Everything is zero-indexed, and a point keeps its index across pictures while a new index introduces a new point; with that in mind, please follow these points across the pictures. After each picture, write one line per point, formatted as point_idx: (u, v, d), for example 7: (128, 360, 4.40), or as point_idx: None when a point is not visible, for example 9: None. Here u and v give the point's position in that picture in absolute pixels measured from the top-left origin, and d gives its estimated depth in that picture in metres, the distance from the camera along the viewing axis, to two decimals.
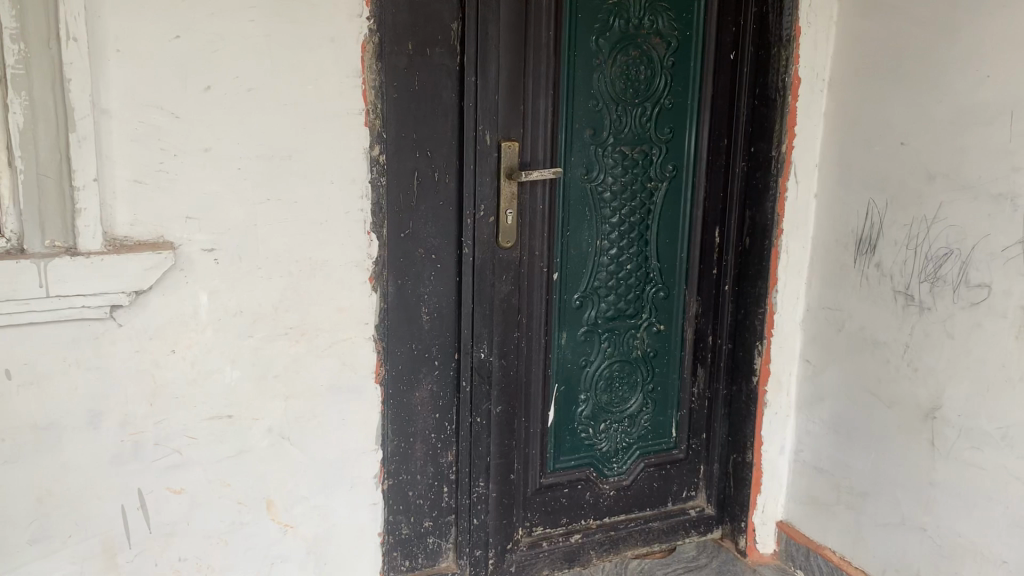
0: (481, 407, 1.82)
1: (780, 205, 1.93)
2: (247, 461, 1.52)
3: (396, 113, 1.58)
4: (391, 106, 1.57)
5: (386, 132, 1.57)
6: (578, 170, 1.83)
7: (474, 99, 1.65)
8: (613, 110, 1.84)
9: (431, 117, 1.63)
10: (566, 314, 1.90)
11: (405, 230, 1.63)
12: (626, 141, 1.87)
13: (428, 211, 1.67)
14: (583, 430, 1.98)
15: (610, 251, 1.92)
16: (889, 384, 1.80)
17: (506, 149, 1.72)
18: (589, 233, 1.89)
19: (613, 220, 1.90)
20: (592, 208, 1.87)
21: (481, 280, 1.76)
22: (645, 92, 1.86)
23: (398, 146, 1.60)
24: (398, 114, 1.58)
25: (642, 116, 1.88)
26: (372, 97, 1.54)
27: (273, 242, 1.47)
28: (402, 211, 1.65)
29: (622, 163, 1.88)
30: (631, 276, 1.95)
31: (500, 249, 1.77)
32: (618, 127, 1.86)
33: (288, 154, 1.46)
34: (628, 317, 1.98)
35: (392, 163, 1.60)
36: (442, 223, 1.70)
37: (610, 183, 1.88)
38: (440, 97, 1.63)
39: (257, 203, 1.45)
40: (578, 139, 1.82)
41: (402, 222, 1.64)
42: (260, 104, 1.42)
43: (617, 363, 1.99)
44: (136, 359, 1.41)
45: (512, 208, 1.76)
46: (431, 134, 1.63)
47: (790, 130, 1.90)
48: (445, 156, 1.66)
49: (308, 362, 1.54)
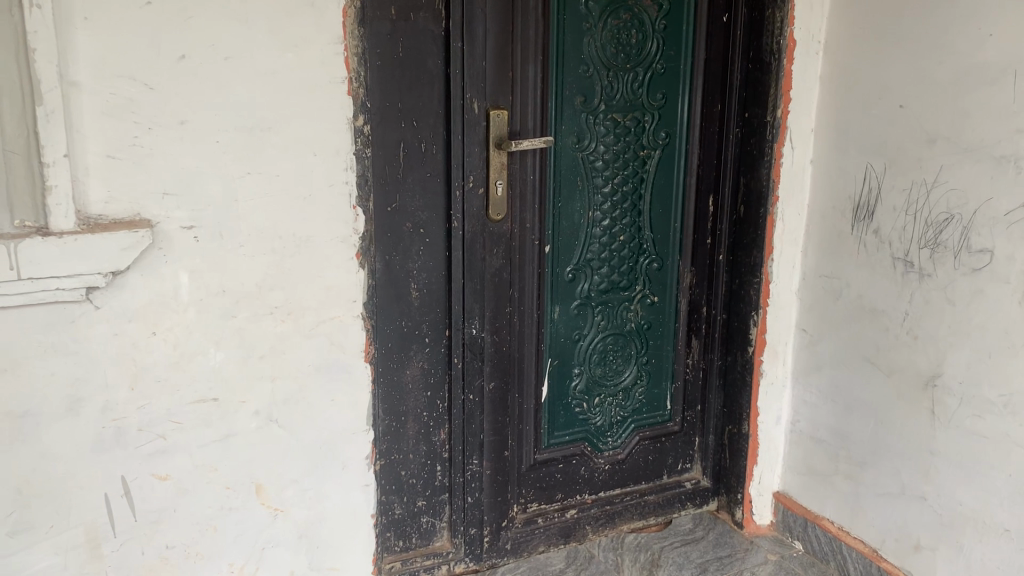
0: (473, 383, 1.78)
1: (775, 171, 1.89)
2: (234, 445, 1.47)
3: (380, 81, 1.55)
4: (377, 74, 1.54)
5: (372, 102, 1.55)
6: (568, 139, 1.79)
7: (461, 65, 1.61)
8: (605, 76, 1.78)
9: (416, 86, 1.59)
10: (559, 287, 1.86)
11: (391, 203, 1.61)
12: (618, 108, 1.82)
13: (415, 184, 1.64)
14: (577, 404, 1.94)
15: (602, 222, 1.87)
16: (889, 353, 1.77)
17: (494, 117, 1.67)
18: (581, 204, 1.84)
19: (605, 190, 1.86)
20: (584, 177, 1.83)
21: (472, 254, 1.72)
22: (637, 57, 1.81)
23: (384, 116, 1.58)
24: (382, 83, 1.56)
25: (634, 82, 1.82)
26: (354, 64, 1.46)
27: (255, 218, 1.41)
28: (390, 184, 1.62)
29: (614, 130, 1.83)
30: (624, 247, 1.91)
31: (490, 223, 1.73)
32: (609, 93, 1.80)
33: (269, 126, 1.39)
34: (621, 289, 1.93)
35: (378, 133, 1.58)
36: (430, 195, 1.67)
37: (602, 152, 1.83)
38: (427, 65, 1.59)
39: (237, 177, 1.39)
40: (569, 107, 1.77)
41: (388, 195, 1.62)
42: (238, 74, 1.35)
43: (610, 336, 1.95)
44: (116, 343, 1.35)
45: (502, 178, 1.71)
46: (418, 104, 1.60)
47: (785, 95, 1.86)
48: (432, 126, 1.63)
49: (295, 342, 1.48)
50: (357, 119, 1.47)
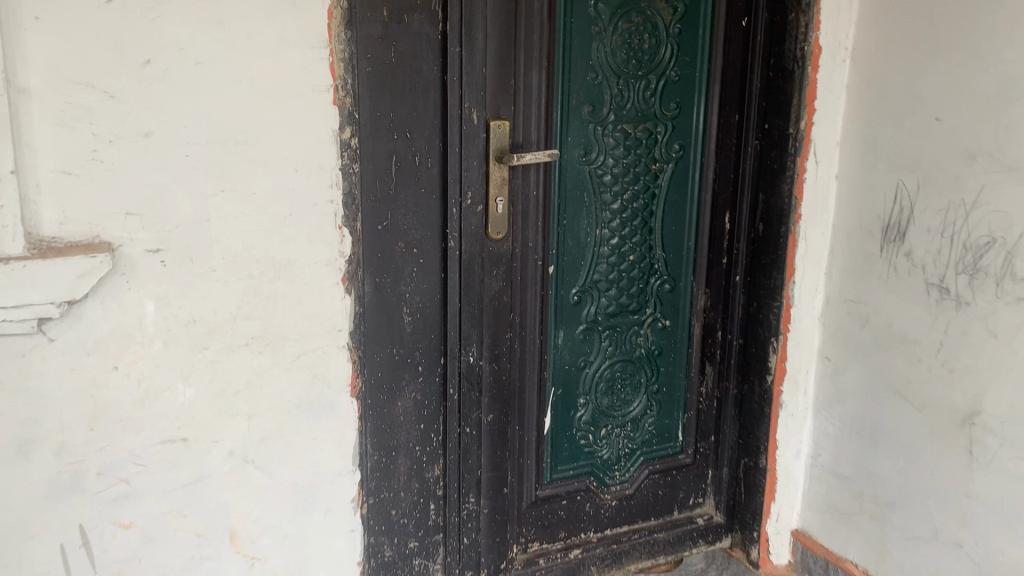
0: (470, 416, 1.65)
1: (798, 187, 1.75)
2: (205, 489, 1.34)
3: (370, 88, 1.41)
4: (365, 80, 1.40)
5: (360, 112, 1.41)
6: (575, 152, 1.66)
7: (459, 72, 1.48)
8: (614, 84, 1.66)
9: (409, 93, 1.45)
10: (563, 311, 1.73)
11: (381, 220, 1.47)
12: (628, 119, 1.69)
13: (408, 200, 1.50)
14: (582, 436, 1.80)
15: (611, 241, 1.74)
16: (921, 386, 1.63)
17: (495, 128, 1.54)
18: (588, 221, 1.71)
19: (614, 206, 1.72)
20: (591, 192, 1.70)
21: (469, 275, 1.59)
22: (649, 63, 1.68)
23: (374, 126, 1.43)
24: (372, 89, 1.42)
25: (646, 90, 1.69)
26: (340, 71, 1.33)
27: (229, 241, 1.27)
28: (380, 201, 1.48)
29: (624, 142, 1.70)
30: (634, 268, 1.78)
31: (490, 242, 1.60)
32: (619, 103, 1.67)
33: (245, 139, 1.26)
34: (630, 312, 1.80)
35: (365, 145, 1.43)
36: (424, 213, 1.53)
37: (610, 165, 1.70)
38: (421, 71, 1.46)
39: (209, 195, 1.25)
40: (577, 117, 1.64)
41: (379, 213, 1.48)
42: (211, 81, 1.22)
43: (618, 363, 1.81)
44: (72, 379, 1.22)
45: (502, 195, 1.58)
46: (413, 113, 1.47)
47: (809, 105, 1.72)
48: (427, 137, 1.50)
49: (274, 375, 1.35)
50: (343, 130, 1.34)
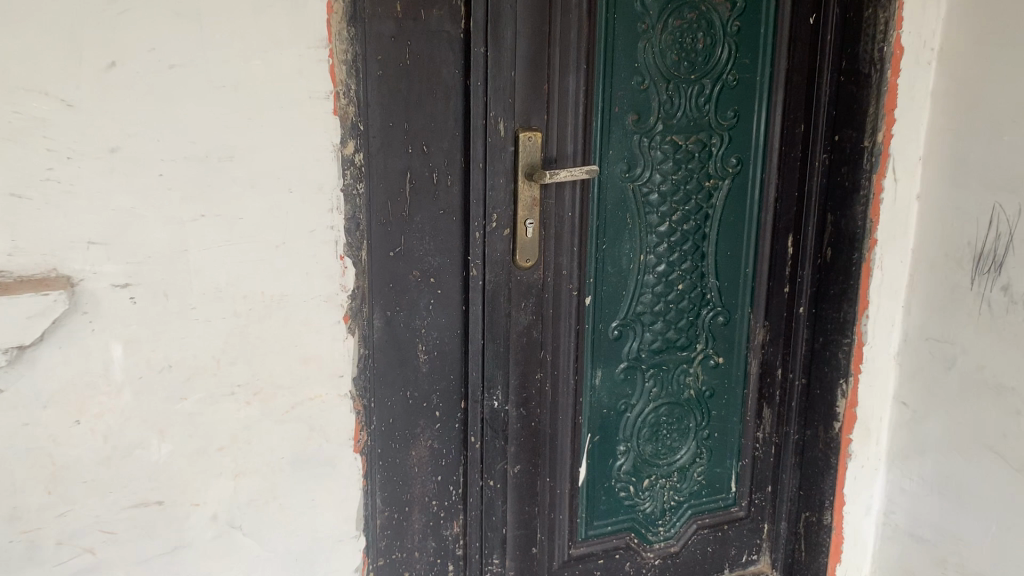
0: (494, 467, 1.45)
1: (874, 208, 1.54)
2: (185, 558, 1.16)
3: (381, 94, 1.24)
4: (375, 85, 1.23)
5: (370, 121, 1.24)
6: (617, 167, 1.45)
7: (484, 76, 1.29)
8: (663, 89, 1.46)
9: (425, 99, 1.27)
10: (602, 346, 1.52)
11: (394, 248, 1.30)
12: (679, 129, 1.49)
13: (424, 223, 1.33)
14: (621, 489, 1.60)
15: (656, 268, 1.53)
16: (1019, 443, 1.40)
17: (525, 140, 1.34)
18: (631, 245, 1.50)
19: (661, 229, 1.52)
20: (635, 214, 1.49)
21: (494, 308, 1.40)
22: (703, 65, 1.48)
23: (387, 139, 1.26)
24: (384, 97, 1.24)
25: (699, 96, 1.49)
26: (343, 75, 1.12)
27: (211, 274, 1.09)
28: (392, 224, 1.30)
29: (673, 157, 1.50)
30: (683, 298, 1.57)
31: (518, 270, 1.40)
32: (668, 111, 1.47)
33: (229, 155, 1.07)
34: (678, 349, 1.58)
35: (374, 160, 1.26)
36: (442, 237, 1.35)
37: (658, 182, 1.49)
38: (440, 75, 1.27)
39: (187, 221, 1.07)
40: (619, 128, 1.44)
41: (391, 238, 1.30)
42: (189, 88, 1.03)
43: (665, 406, 1.60)
44: (25, 436, 1.04)
45: (533, 217, 1.38)
46: (431, 123, 1.29)
47: (888, 115, 1.51)
48: (446, 150, 1.31)
49: (264, 429, 1.16)
50: (346, 144, 1.14)
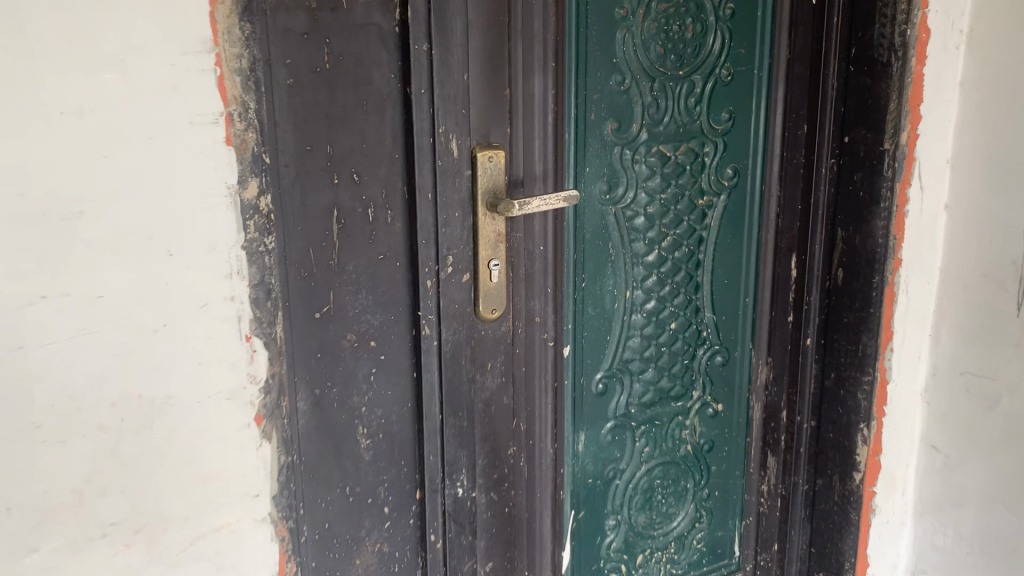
0: (461, 568, 1.17)
1: (897, 222, 1.30)
2: None
3: (293, 109, 0.94)
4: (285, 98, 0.93)
5: (280, 146, 0.94)
6: (597, 187, 1.18)
7: (429, 81, 1.00)
8: (647, 89, 1.19)
9: (352, 114, 0.98)
10: (585, 406, 1.24)
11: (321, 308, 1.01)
12: (667, 136, 1.22)
13: (358, 273, 1.03)
14: (612, 569, 1.34)
15: (645, 305, 1.26)
16: None
17: (484, 161, 1.05)
18: (614, 281, 1.23)
19: (648, 259, 1.24)
20: (618, 243, 1.22)
21: (456, 374, 1.10)
22: (692, 59, 1.21)
23: (304, 168, 0.96)
24: (297, 113, 0.94)
25: (689, 96, 1.22)
26: (236, 89, 0.81)
27: (63, 378, 0.77)
28: (316, 277, 1.00)
29: (660, 171, 1.22)
30: (676, 339, 1.30)
31: (482, 324, 1.11)
32: (654, 116, 1.20)
33: (78, 210, 0.75)
34: (672, 400, 1.32)
35: (287, 195, 0.96)
36: (383, 289, 1.05)
37: (644, 203, 1.22)
38: (371, 82, 0.98)
39: (21, 307, 0.74)
40: (596, 139, 1.17)
41: (316, 294, 1.00)
42: (9, 114, 0.71)
43: (658, 468, 1.33)
44: None
45: (498, 256, 1.09)
46: (362, 145, 1.00)
47: (913, 112, 1.26)
48: (384, 178, 1.02)
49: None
50: (247, 185, 0.83)
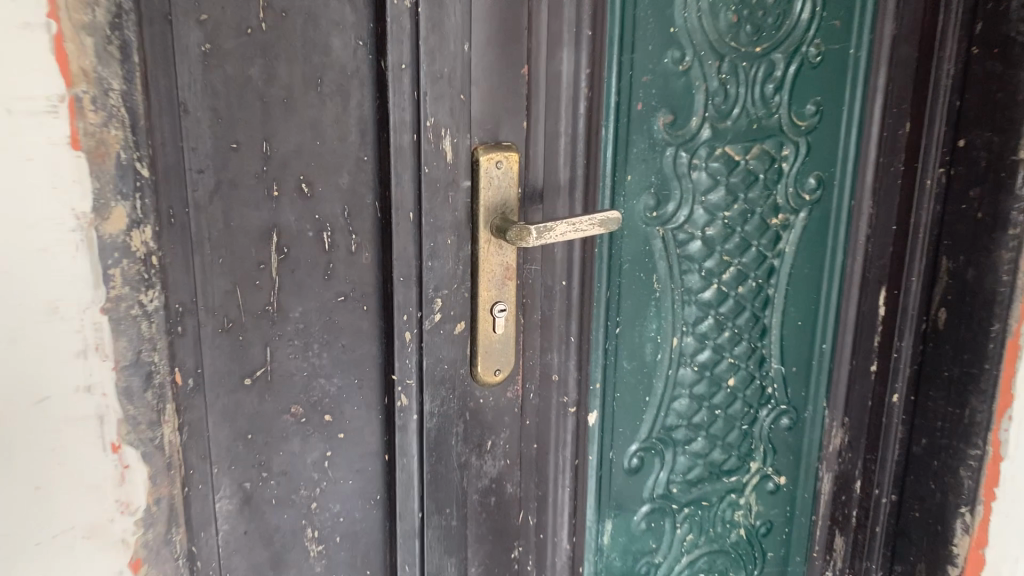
0: None
1: None
2: None
3: (213, 90, 0.65)
4: (200, 73, 0.65)
5: (194, 144, 0.66)
6: (642, 203, 0.88)
7: (413, 53, 0.69)
8: (715, 70, 0.88)
9: (300, 98, 0.69)
10: (615, 486, 0.96)
11: (253, 372, 0.73)
12: (736, 135, 0.91)
13: (310, 322, 0.74)
14: None
15: (697, 357, 0.96)
16: None
17: (489, 167, 0.75)
18: (658, 326, 0.93)
19: (704, 296, 0.94)
20: (666, 276, 0.91)
21: (442, 461, 0.80)
22: (772, 32, 0.91)
23: (229, 174, 0.68)
24: (217, 96, 0.66)
25: (767, 80, 0.92)
26: (88, 59, 0.57)
27: None
28: (247, 327, 0.72)
29: (725, 181, 0.92)
30: (734, 400, 1.00)
31: (480, 391, 0.81)
32: (720, 107, 0.90)
33: None
34: (725, 475, 1.02)
35: (202, 214, 0.67)
36: (344, 344, 0.76)
37: (702, 224, 0.92)
38: (329, 52, 0.69)
39: None
40: (643, 137, 0.86)
41: (247, 351, 0.72)
42: None
43: (705, 558, 1.05)
44: None
45: (505, 298, 0.79)
46: (315, 142, 0.70)
47: None
48: (347, 189, 0.72)
49: None
50: (107, 215, 0.60)
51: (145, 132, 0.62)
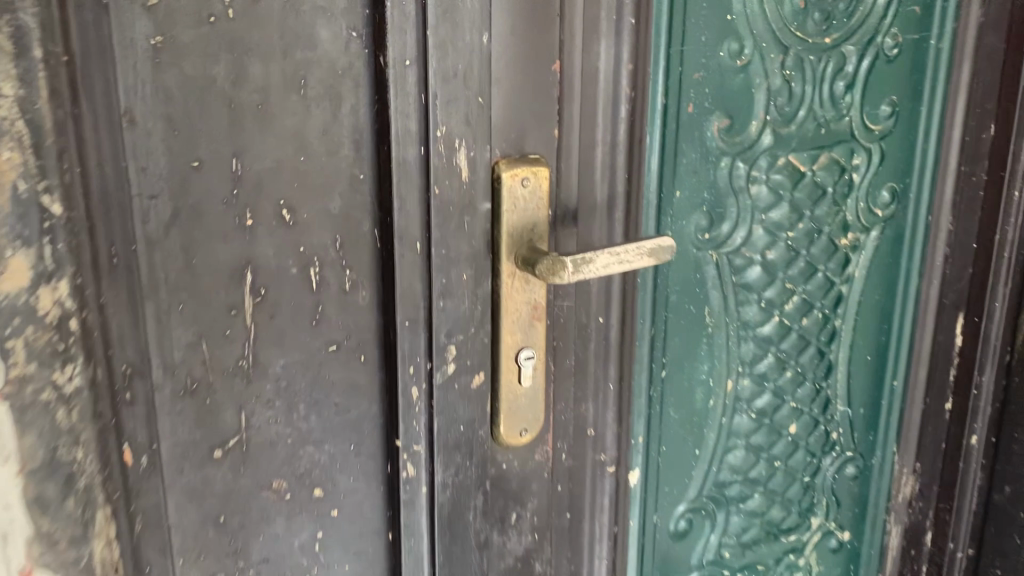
0: None
1: None
2: None
3: (167, 95, 0.52)
4: (150, 73, 0.51)
5: (145, 163, 0.52)
6: (694, 224, 0.74)
7: (419, 46, 0.55)
8: (778, 64, 0.74)
9: (278, 103, 0.55)
10: (660, 553, 0.82)
11: (225, 442, 0.59)
12: (802, 141, 0.77)
13: (296, 378, 0.60)
14: None
15: (753, 402, 0.82)
16: None
17: (513, 185, 0.61)
18: (710, 368, 0.79)
19: (764, 331, 0.80)
20: (720, 309, 0.77)
21: (458, 541, 0.66)
22: (844, 19, 0.77)
23: (189, 200, 0.54)
24: (172, 103, 0.52)
25: (837, 76, 0.78)
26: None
27: None
28: (217, 388, 0.58)
29: (788, 196, 0.78)
30: (795, 449, 0.86)
31: (502, 457, 0.67)
32: (783, 109, 0.75)
33: None
34: (784, 534, 0.89)
35: (160, 250, 0.54)
36: (337, 404, 0.62)
37: (762, 246, 0.78)
38: (315, 46, 0.55)
39: None
40: (694, 145, 0.72)
41: (216, 417, 0.58)
42: None
43: None
44: None
45: (533, 342, 0.65)
46: (298, 158, 0.56)
47: None
48: (338, 216, 0.59)
49: None
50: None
51: (53, 155, 0.46)
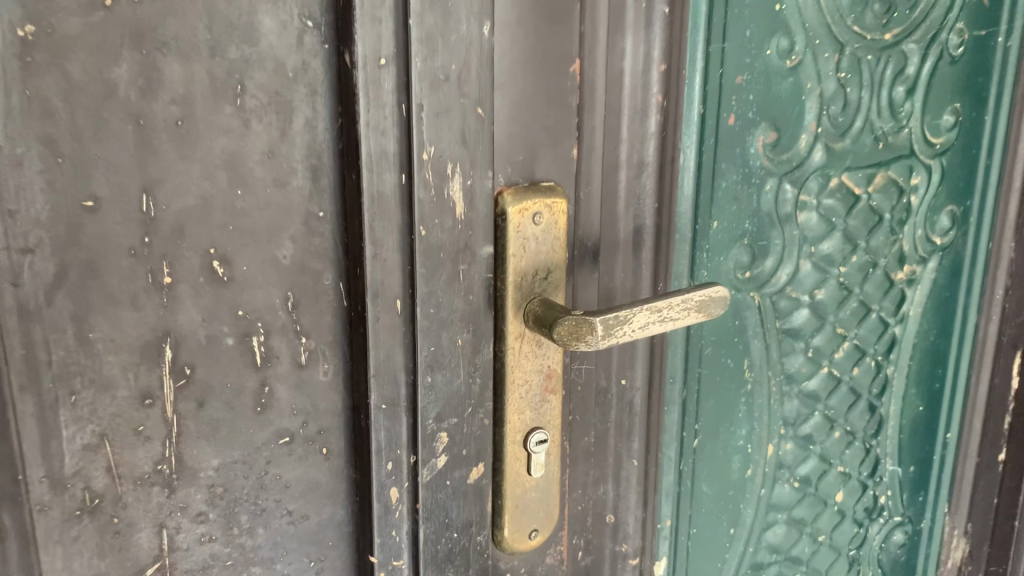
0: None
1: None
2: None
3: (44, 109, 0.36)
4: (17, 78, 0.35)
5: (14, 206, 0.37)
6: (734, 261, 0.60)
7: (399, 37, 0.41)
8: (832, 65, 0.61)
9: (204, 118, 0.40)
10: None
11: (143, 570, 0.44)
12: (857, 158, 0.64)
13: (237, 482, 0.45)
14: None
15: (797, 468, 0.69)
16: None
17: (520, 223, 0.47)
18: (750, 432, 0.65)
19: (810, 385, 0.67)
20: (762, 362, 0.64)
21: None
22: (906, 10, 0.63)
23: (80, 252, 0.39)
24: (51, 118, 0.37)
25: (897, 79, 0.65)
26: None
27: None
28: (127, 502, 0.43)
29: (841, 224, 0.65)
30: (841, 518, 0.74)
31: (504, 562, 0.54)
32: (836, 119, 0.62)
33: None
34: None
35: (42, 324, 0.38)
36: (293, 510, 0.48)
37: (810, 285, 0.64)
38: (255, 40, 0.40)
39: None
40: (734, 165, 0.58)
41: (127, 540, 0.43)
42: None
43: None
44: None
45: (545, 421, 0.52)
46: (233, 192, 0.42)
47: None
48: (290, 267, 0.44)
49: None
50: None
51: None
